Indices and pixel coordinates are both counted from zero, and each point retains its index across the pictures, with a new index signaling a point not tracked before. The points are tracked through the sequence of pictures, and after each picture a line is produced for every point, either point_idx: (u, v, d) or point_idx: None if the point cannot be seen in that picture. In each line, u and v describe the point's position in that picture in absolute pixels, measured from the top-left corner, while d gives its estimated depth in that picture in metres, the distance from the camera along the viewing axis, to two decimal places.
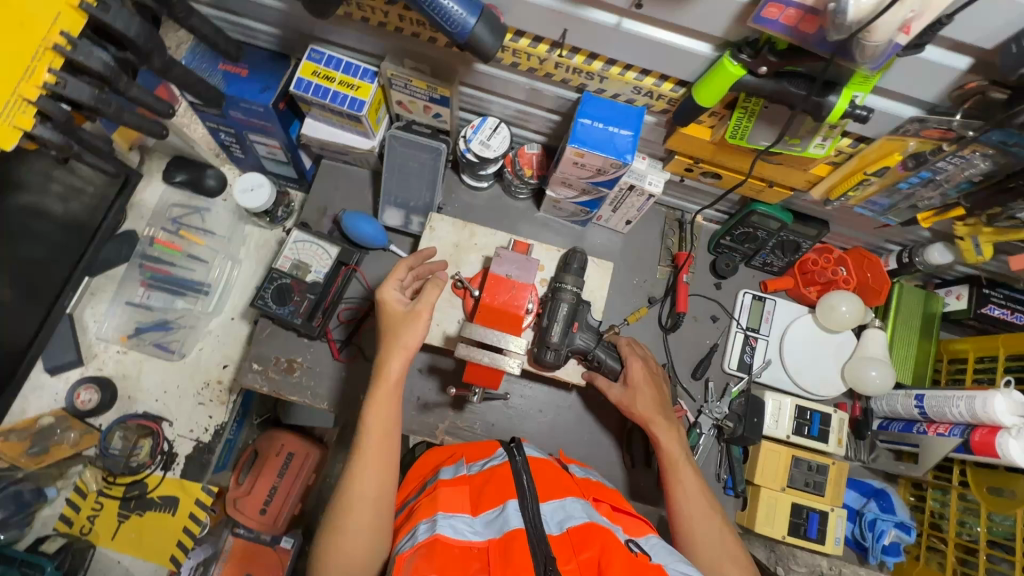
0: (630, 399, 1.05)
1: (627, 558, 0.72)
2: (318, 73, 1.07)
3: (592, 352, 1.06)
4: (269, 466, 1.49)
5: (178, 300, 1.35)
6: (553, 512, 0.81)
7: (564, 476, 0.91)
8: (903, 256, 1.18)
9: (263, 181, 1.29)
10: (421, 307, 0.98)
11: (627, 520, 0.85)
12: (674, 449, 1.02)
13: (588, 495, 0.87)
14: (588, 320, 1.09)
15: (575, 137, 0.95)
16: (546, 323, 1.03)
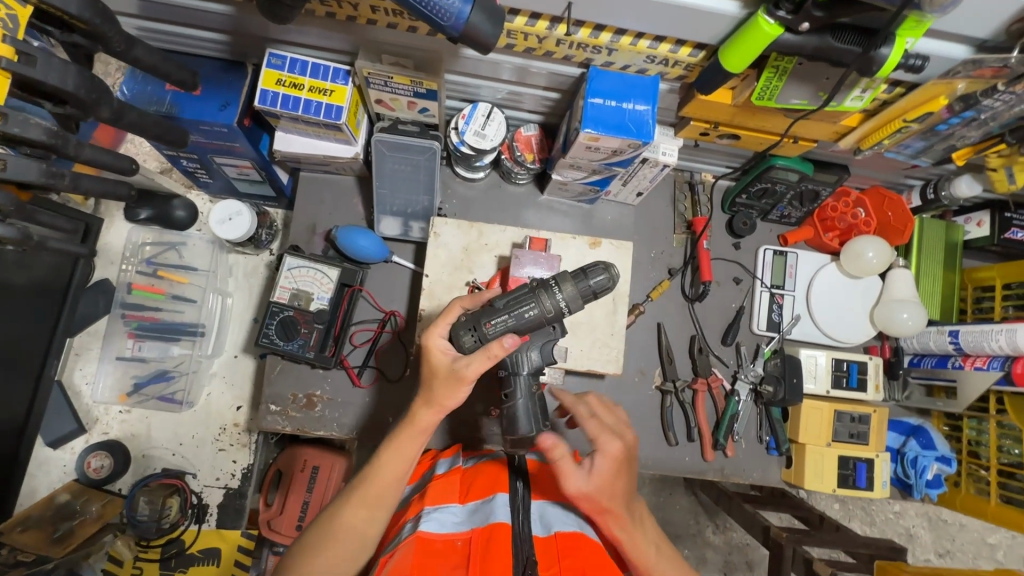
0: (601, 493, 0.76)
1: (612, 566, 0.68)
2: (283, 82, 0.94)
3: (510, 373, 0.87)
4: (295, 484, 1.21)
5: (173, 347, 1.23)
6: (540, 517, 0.77)
7: (559, 479, 0.89)
8: (928, 191, 1.14)
9: (241, 209, 1.17)
10: (467, 371, 0.79)
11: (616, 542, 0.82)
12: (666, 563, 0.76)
13: (583, 502, 0.84)
14: (542, 345, 0.88)
15: (589, 120, 0.86)
16: (498, 306, 0.83)
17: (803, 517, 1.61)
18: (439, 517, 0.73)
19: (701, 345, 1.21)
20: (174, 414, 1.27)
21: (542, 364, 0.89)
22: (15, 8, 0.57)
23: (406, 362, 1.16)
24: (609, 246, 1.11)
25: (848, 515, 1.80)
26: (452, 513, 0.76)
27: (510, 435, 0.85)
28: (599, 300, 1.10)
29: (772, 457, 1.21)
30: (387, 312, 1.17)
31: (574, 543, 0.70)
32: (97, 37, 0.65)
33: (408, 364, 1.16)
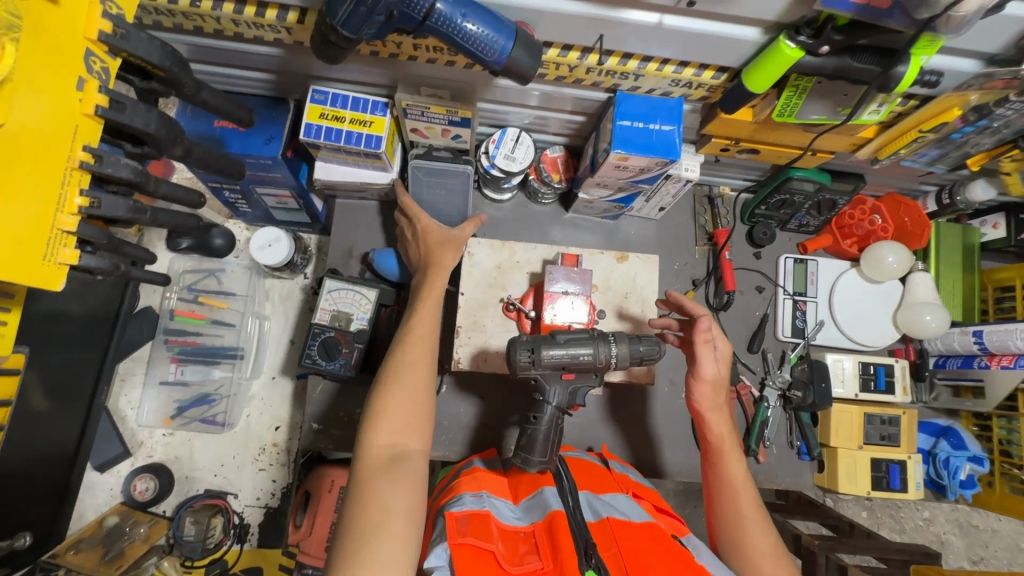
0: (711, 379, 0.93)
1: (672, 548, 0.69)
2: (326, 115, 1.00)
3: (543, 398, 0.89)
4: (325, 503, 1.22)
5: (214, 370, 1.30)
6: (591, 504, 0.79)
7: (603, 475, 0.91)
8: (943, 197, 1.17)
9: (279, 235, 1.22)
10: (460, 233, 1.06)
11: (668, 519, 0.83)
12: (738, 461, 0.90)
13: (629, 490, 0.86)
14: (578, 389, 0.90)
15: (618, 141, 0.91)
16: (560, 338, 0.86)
17: (834, 524, 1.61)
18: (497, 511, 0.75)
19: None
20: (215, 436, 1.31)
21: (572, 404, 0.91)
22: (106, 59, 0.63)
23: (441, 378, 1.19)
24: (636, 259, 1.16)
25: (878, 522, 1.80)
26: (507, 507, 0.77)
27: (523, 453, 0.86)
28: (629, 312, 1.13)
29: (804, 462, 1.22)
30: None
31: (632, 532, 0.71)
32: (171, 83, 0.71)
33: (444, 380, 1.19)
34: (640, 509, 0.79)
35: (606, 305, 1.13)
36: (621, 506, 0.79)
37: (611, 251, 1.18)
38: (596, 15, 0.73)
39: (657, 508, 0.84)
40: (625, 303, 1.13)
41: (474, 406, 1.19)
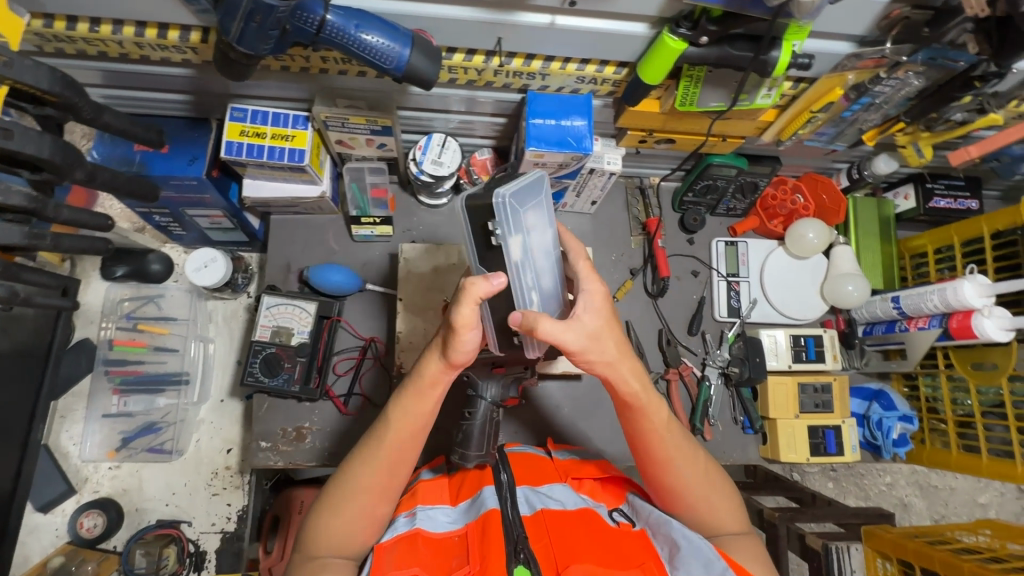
0: (591, 342, 0.70)
1: (606, 542, 0.73)
2: (247, 132, 1.01)
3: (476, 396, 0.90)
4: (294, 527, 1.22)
5: (159, 398, 1.28)
6: (528, 496, 0.80)
7: (544, 462, 0.90)
8: (852, 173, 1.24)
9: (215, 255, 1.22)
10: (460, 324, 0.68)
11: (607, 492, 0.85)
12: (654, 406, 0.77)
13: (569, 477, 0.86)
14: (511, 381, 0.92)
15: (532, 139, 0.94)
16: (486, 333, 0.88)
17: (797, 496, 1.66)
18: (432, 522, 0.76)
19: (669, 337, 1.28)
20: (164, 466, 1.28)
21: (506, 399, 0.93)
22: None
23: (388, 385, 1.20)
24: None
25: (842, 491, 1.86)
26: (443, 513, 0.79)
27: (460, 449, 0.87)
28: None
29: (749, 436, 1.27)
30: (367, 339, 1.22)
31: (568, 526, 0.74)
32: (69, 108, 0.71)
33: (392, 388, 1.20)
34: (577, 498, 0.80)
35: None
36: (558, 498, 0.80)
37: None
38: (491, 19, 0.76)
39: (597, 487, 0.86)
40: None
41: None
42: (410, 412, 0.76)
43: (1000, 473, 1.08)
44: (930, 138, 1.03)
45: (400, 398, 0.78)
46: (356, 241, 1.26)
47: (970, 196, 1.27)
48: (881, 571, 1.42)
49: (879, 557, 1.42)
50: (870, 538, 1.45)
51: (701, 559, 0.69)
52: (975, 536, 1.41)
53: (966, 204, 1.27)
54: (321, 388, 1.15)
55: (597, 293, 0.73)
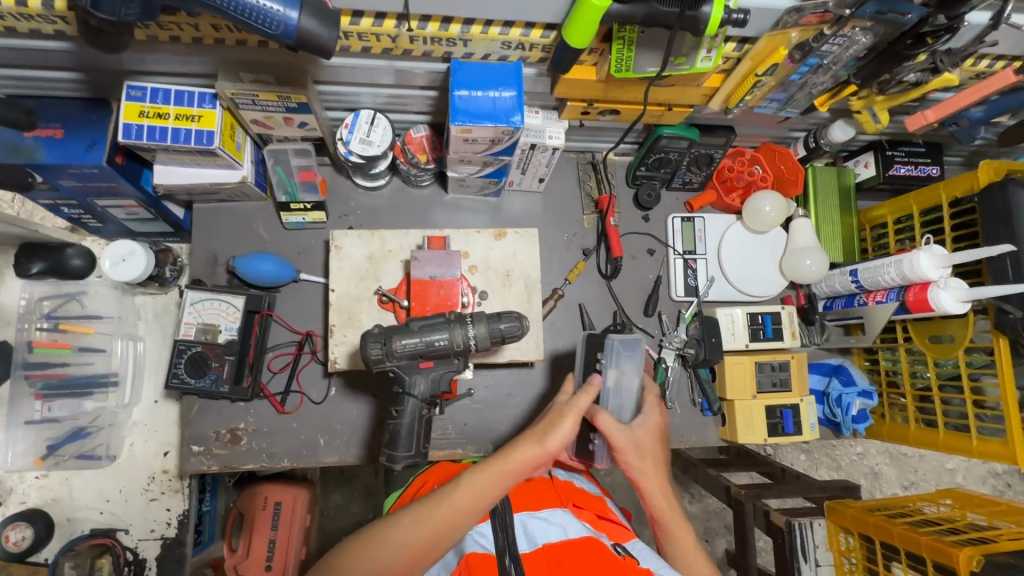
0: (635, 452, 0.90)
1: (598, 564, 0.75)
2: (147, 113, 0.91)
3: (403, 395, 0.83)
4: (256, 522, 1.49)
5: (86, 402, 1.18)
6: (531, 525, 0.85)
7: (545, 487, 0.97)
8: (809, 141, 1.18)
9: (133, 248, 1.13)
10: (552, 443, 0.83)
11: (608, 525, 0.91)
12: (674, 509, 0.89)
13: (569, 503, 0.92)
14: (443, 377, 0.85)
15: (456, 113, 0.86)
16: (414, 326, 0.82)
17: (766, 472, 1.65)
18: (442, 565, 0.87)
19: (624, 319, 1.23)
20: (97, 472, 1.22)
21: (438, 397, 0.86)
22: None
23: (328, 381, 1.14)
24: (514, 235, 1.12)
25: (814, 464, 1.85)
26: (452, 555, 0.88)
27: (388, 450, 0.84)
28: (512, 290, 1.10)
29: (708, 418, 1.24)
30: (303, 333, 1.14)
31: (562, 555, 0.79)
32: None
33: (332, 383, 1.14)
34: (576, 524, 0.85)
35: (488, 285, 1.09)
36: (556, 523, 0.85)
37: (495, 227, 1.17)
38: None
39: (595, 517, 0.91)
40: (507, 281, 1.10)
41: (367, 405, 1.14)
42: (479, 494, 0.78)
43: (956, 447, 1.06)
44: (885, 102, 0.97)
45: (478, 471, 0.80)
46: (289, 229, 1.17)
47: (932, 163, 1.23)
48: (844, 546, 1.40)
49: (841, 532, 1.40)
50: (832, 513, 1.41)
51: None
52: (937, 507, 1.39)
53: (928, 171, 1.23)
54: (254, 387, 1.09)
55: (653, 421, 0.94)
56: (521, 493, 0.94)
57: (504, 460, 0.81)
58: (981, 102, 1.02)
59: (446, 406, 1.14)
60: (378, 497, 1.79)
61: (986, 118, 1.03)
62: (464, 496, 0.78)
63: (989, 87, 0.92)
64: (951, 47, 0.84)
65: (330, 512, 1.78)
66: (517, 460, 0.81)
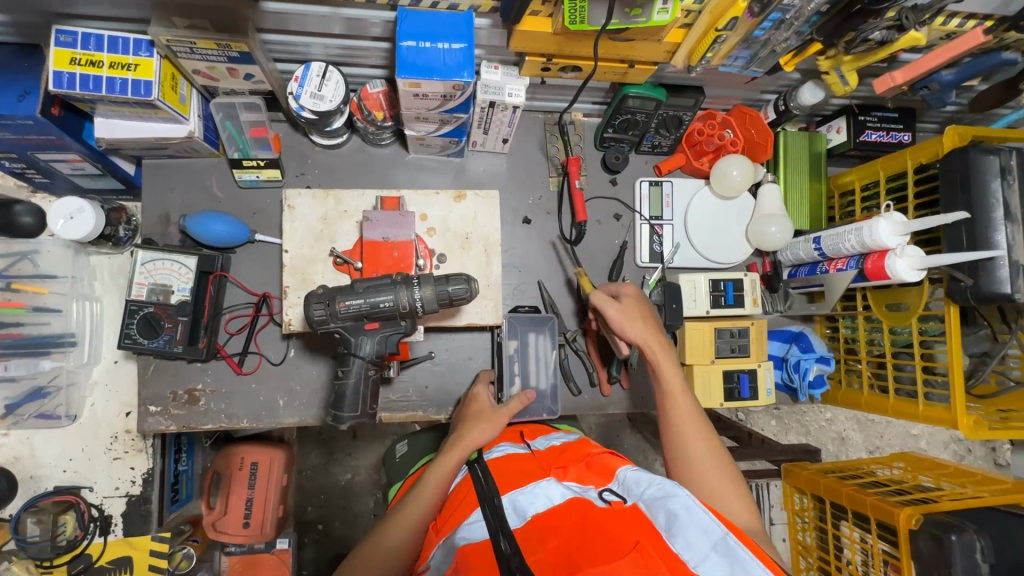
0: (625, 319, 1.02)
1: (595, 528, 0.66)
2: (78, 61, 0.86)
3: (347, 356, 0.84)
4: (238, 480, 1.55)
5: (44, 361, 1.16)
6: (516, 504, 0.74)
7: (525, 460, 0.86)
8: (779, 104, 1.15)
9: (82, 205, 1.09)
10: (500, 412, 0.97)
11: (595, 471, 0.81)
12: (668, 361, 0.99)
13: (552, 470, 0.81)
14: (391, 337, 0.86)
15: (403, 67, 0.83)
16: (358, 287, 0.82)
17: (734, 436, 1.69)
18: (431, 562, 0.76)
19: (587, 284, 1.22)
20: (58, 431, 1.22)
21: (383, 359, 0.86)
22: None
23: (287, 343, 1.13)
24: (475, 197, 1.10)
25: (784, 428, 1.89)
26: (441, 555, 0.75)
27: (334, 409, 0.84)
28: (471, 254, 1.09)
29: None
30: (259, 295, 1.13)
31: (558, 529, 0.68)
32: None
33: (290, 345, 1.13)
34: (561, 490, 0.75)
35: (446, 248, 1.08)
36: (543, 495, 0.75)
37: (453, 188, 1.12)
38: None
39: (583, 470, 0.81)
40: (466, 245, 1.09)
41: (326, 367, 1.14)
42: (444, 474, 0.87)
43: (904, 412, 1.08)
44: (852, 62, 0.95)
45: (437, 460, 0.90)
46: (243, 188, 1.14)
47: (903, 129, 1.21)
48: (798, 506, 1.43)
49: (796, 492, 1.43)
50: (789, 475, 1.44)
51: (700, 524, 0.64)
52: (889, 469, 1.43)
53: (899, 137, 1.20)
54: (209, 347, 1.08)
55: (630, 294, 1.07)
56: (500, 472, 0.83)
57: (455, 442, 0.91)
58: (951, 64, 0.99)
59: (406, 369, 1.14)
60: (354, 458, 1.82)
61: (957, 82, 1.00)
62: (431, 486, 0.86)
63: (956, 48, 0.89)
64: (916, 4, 0.81)
65: (307, 471, 1.81)
66: (468, 437, 0.91)
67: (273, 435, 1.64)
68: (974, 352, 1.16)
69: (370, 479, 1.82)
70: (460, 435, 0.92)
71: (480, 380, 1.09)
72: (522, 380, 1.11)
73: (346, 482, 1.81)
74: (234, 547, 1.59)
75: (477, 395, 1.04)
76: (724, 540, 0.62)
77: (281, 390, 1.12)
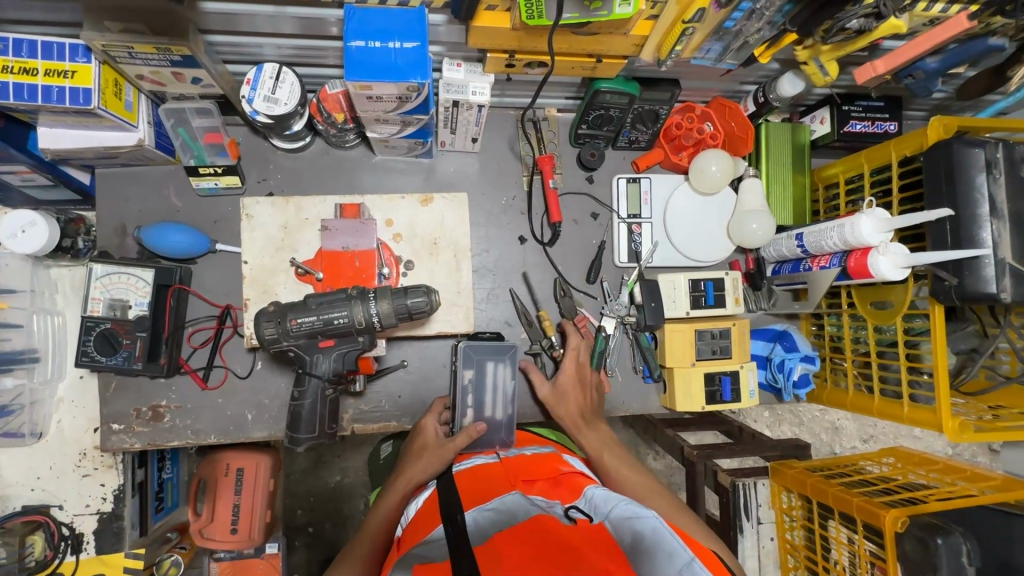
0: (555, 400, 1.09)
1: (558, 547, 0.62)
2: (11, 69, 0.81)
3: (305, 374, 0.85)
4: (223, 487, 1.51)
5: (5, 379, 1.12)
6: (481, 519, 0.70)
7: (493, 472, 0.83)
8: (759, 96, 1.10)
9: (34, 218, 1.05)
10: (447, 446, 0.94)
11: (564, 487, 0.78)
12: (593, 438, 1.05)
13: (517, 483, 0.78)
14: (348, 353, 0.86)
15: (352, 68, 0.78)
16: (311, 304, 0.82)
17: (725, 431, 1.66)
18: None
19: (563, 288, 1.18)
20: (24, 449, 1.19)
21: (341, 375, 0.87)
22: None
23: (253, 355, 1.09)
24: (443, 200, 1.06)
25: (777, 420, 1.86)
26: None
27: (290, 431, 0.85)
28: (439, 260, 1.05)
29: (649, 385, 1.22)
30: (222, 307, 1.09)
31: (518, 545, 0.62)
32: None
33: (257, 357, 1.10)
34: (528, 506, 0.71)
35: (414, 255, 1.04)
36: (506, 511, 0.71)
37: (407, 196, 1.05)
38: None
39: (551, 484, 0.79)
40: (434, 250, 1.04)
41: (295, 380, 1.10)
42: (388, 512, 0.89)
43: (888, 413, 1.05)
44: (831, 51, 0.90)
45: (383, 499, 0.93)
46: (203, 196, 1.10)
47: (889, 119, 1.16)
48: (786, 504, 1.41)
49: (784, 491, 1.41)
50: (776, 473, 1.42)
51: (666, 549, 0.62)
52: (879, 466, 1.41)
53: (885, 127, 1.16)
54: (171, 363, 1.05)
55: (569, 371, 1.10)
56: (466, 486, 0.79)
57: (398, 480, 0.93)
58: (937, 51, 0.94)
59: (376, 379, 1.11)
60: (341, 461, 1.80)
61: (942, 70, 0.96)
62: (373, 533, 0.87)
63: (940, 35, 0.85)
64: None
65: (293, 476, 1.79)
66: (411, 473, 0.92)
67: (256, 443, 1.61)
68: (962, 348, 1.13)
69: (359, 480, 1.80)
70: (403, 470, 0.93)
71: (431, 410, 1.04)
72: (475, 411, 1.03)
73: (335, 484, 1.79)
74: (222, 553, 1.57)
75: (424, 429, 1.00)
76: (691, 566, 0.60)
77: (248, 403, 1.09)
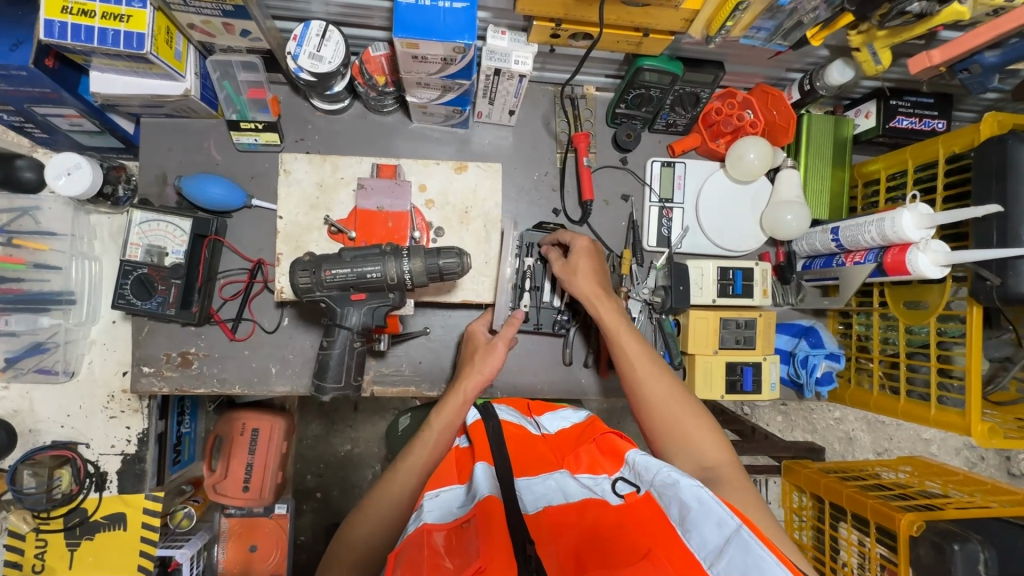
0: (568, 272, 1.02)
1: (610, 532, 0.65)
2: (70, 9, 0.83)
3: (341, 321, 0.87)
4: (239, 445, 1.55)
5: (43, 318, 1.17)
6: (529, 490, 0.74)
7: (537, 443, 0.85)
8: (805, 84, 1.08)
9: (79, 162, 1.08)
10: (498, 341, 1.00)
11: (607, 457, 0.79)
12: (613, 312, 0.99)
13: (567, 459, 0.80)
14: (380, 307, 0.89)
15: (400, 25, 0.78)
16: (347, 257, 0.84)
17: (738, 430, 1.63)
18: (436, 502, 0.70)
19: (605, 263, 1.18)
20: (57, 387, 1.23)
21: (371, 330, 0.90)
22: None
23: (281, 311, 1.12)
24: (476, 169, 1.06)
25: (790, 425, 1.82)
26: (455, 498, 0.72)
27: (318, 378, 0.89)
28: (469, 228, 1.05)
29: None
30: (254, 261, 1.11)
31: (571, 524, 0.68)
32: None
33: (284, 313, 1.12)
34: (576, 486, 0.74)
35: (444, 221, 1.04)
36: (557, 490, 0.73)
37: (463, 163, 1.05)
38: None
39: (596, 456, 0.80)
40: (465, 219, 1.05)
41: (319, 338, 1.12)
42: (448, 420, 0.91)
43: (914, 415, 1.03)
44: (886, 38, 0.88)
45: (440, 407, 0.94)
46: (242, 151, 1.12)
47: (938, 117, 1.13)
48: (796, 504, 1.39)
49: (795, 490, 1.39)
50: (789, 473, 1.40)
51: (714, 516, 0.62)
52: (895, 473, 1.38)
53: (933, 124, 1.13)
54: (202, 312, 1.07)
55: (583, 247, 1.03)
56: (515, 447, 0.81)
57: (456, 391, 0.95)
58: (996, 44, 0.91)
59: (399, 343, 1.12)
60: (352, 430, 1.82)
61: (1000, 65, 0.92)
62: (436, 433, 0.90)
63: (1006, 24, 0.81)
64: None
65: (306, 441, 1.82)
66: (469, 383, 0.95)
67: (274, 403, 1.64)
68: (995, 356, 1.09)
69: (369, 451, 1.82)
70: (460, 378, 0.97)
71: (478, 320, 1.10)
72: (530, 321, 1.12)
73: (346, 452, 1.82)
74: (235, 509, 1.60)
75: (474, 334, 1.06)
76: (738, 534, 0.59)
77: (273, 357, 1.11)
